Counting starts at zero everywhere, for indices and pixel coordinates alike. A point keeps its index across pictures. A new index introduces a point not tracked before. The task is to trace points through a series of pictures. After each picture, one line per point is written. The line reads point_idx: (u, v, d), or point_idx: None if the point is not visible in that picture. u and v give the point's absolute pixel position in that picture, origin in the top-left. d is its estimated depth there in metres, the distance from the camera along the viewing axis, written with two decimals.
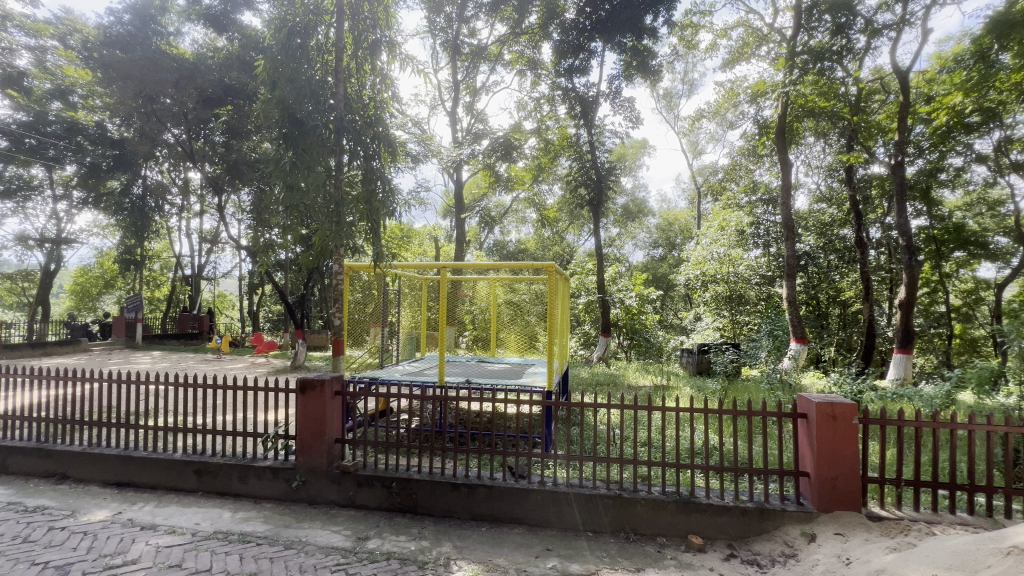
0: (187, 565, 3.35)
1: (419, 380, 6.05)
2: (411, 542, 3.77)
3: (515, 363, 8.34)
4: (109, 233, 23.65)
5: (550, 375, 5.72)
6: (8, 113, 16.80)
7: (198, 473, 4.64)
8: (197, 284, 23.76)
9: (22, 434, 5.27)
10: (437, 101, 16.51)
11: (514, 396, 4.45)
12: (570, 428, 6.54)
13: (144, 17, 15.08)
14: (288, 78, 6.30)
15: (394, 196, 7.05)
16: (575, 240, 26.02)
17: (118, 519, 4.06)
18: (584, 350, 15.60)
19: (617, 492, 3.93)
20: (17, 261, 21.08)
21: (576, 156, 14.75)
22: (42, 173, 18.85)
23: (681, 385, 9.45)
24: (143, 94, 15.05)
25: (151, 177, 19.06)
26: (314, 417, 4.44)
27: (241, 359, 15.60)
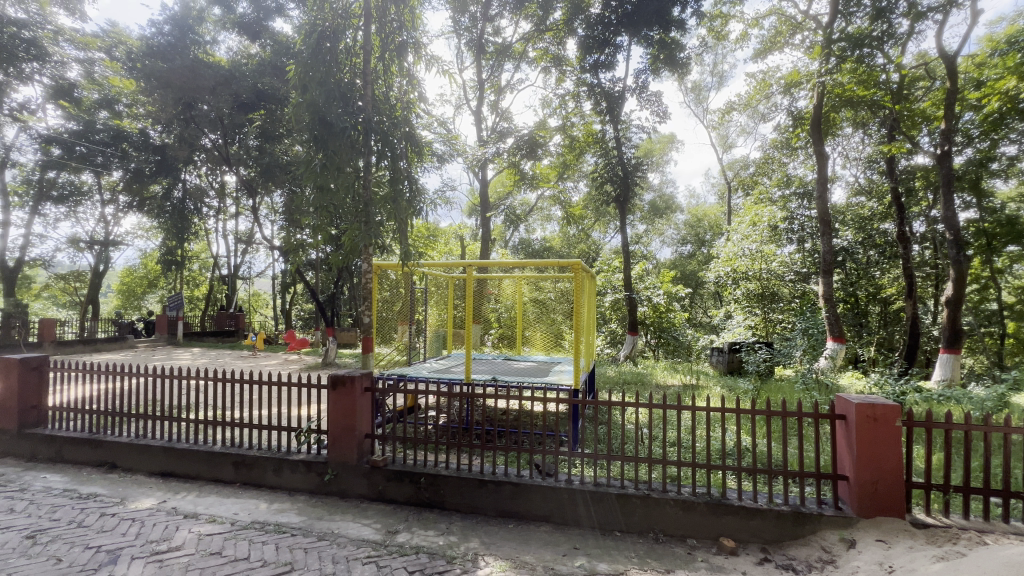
0: (227, 553, 3.49)
1: (445, 377, 6.12)
2: (440, 537, 3.82)
3: (540, 360, 8.36)
4: (152, 235, 24.84)
5: (576, 373, 5.68)
6: (61, 123, 17.68)
7: (235, 465, 4.82)
8: (233, 283, 24.65)
9: (75, 424, 5.59)
10: (462, 101, 16.63)
11: (540, 395, 4.42)
12: (597, 427, 6.51)
13: (183, 27, 15.72)
14: (319, 82, 6.47)
15: (421, 196, 7.16)
16: (600, 237, 25.87)
17: (163, 507, 4.26)
18: (611, 349, 15.47)
19: (645, 492, 3.89)
20: (70, 262, 22.40)
21: (601, 152, 14.62)
22: (91, 180, 19.95)
23: (711, 384, 9.25)
24: (183, 101, 15.70)
25: (189, 181, 19.84)
26: (344, 412, 4.54)
27: (276, 356, 16.10)
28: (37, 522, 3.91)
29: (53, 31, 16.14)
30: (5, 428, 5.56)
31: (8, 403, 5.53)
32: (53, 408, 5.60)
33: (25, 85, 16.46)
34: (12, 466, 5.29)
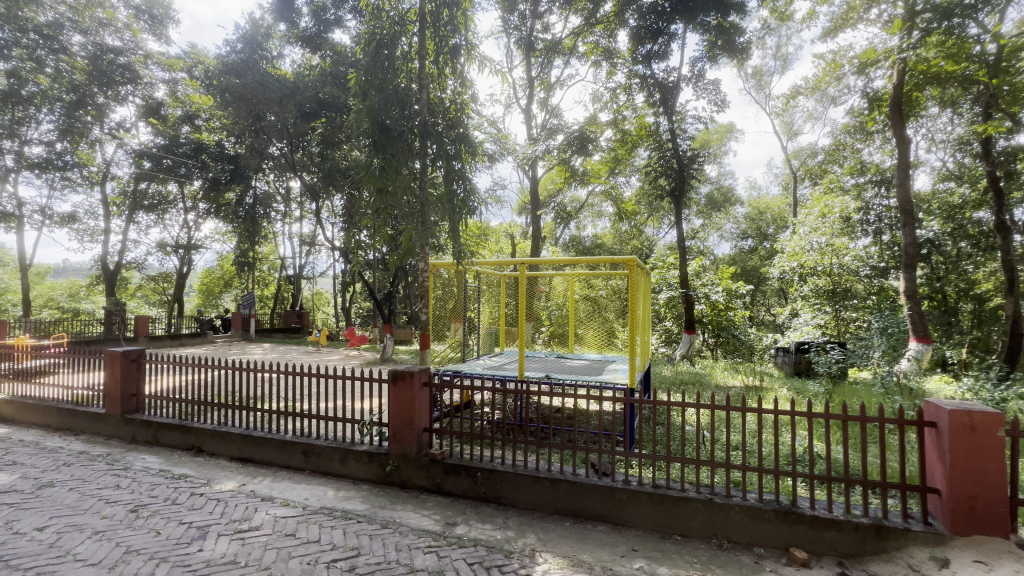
0: (300, 535, 3.72)
1: (499, 374, 6.19)
2: (497, 531, 3.88)
3: (593, 360, 8.06)
4: (228, 239, 26.89)
5: (632, 372, 5.54)
6: (151, 139, 19.71)
7: (305, 453, 5.14)
8: (298, 283, 26.16)
9: (167, 412, 6.17)
10: (511, 99, 16.70)
11: (595, 393, 4.38)
12: (656, 428, 6.34)
13: (252, 44, 17.03)
14: (378, 89, 6.78)
15: (474, 195, 7.32)
16: (654, 233, 25.15)
17: (243, 490, 4.62)
18: (666, 348, 15.02)
19: (707, 496, 3.75)
20: (159, 264, 24.74)
21: (655, 146, 14.17)
22: (176, 190, 21.88)
23: (776, 386, 8.73)
24: (253, 113, 16.81)
25: (259, 188, 21.22)
26: (404, 407, 4.70)
27: (338, 352, 16.97)
28: (139, 498, 4.36)
29: (143, 56, 18.19)
30: (110, 413, 6.25)
31: (113, 390, 6.22)
32: (150, 396, 6.22)
33: (122, 106, 18.60)
34: (117, 447, 5.94)
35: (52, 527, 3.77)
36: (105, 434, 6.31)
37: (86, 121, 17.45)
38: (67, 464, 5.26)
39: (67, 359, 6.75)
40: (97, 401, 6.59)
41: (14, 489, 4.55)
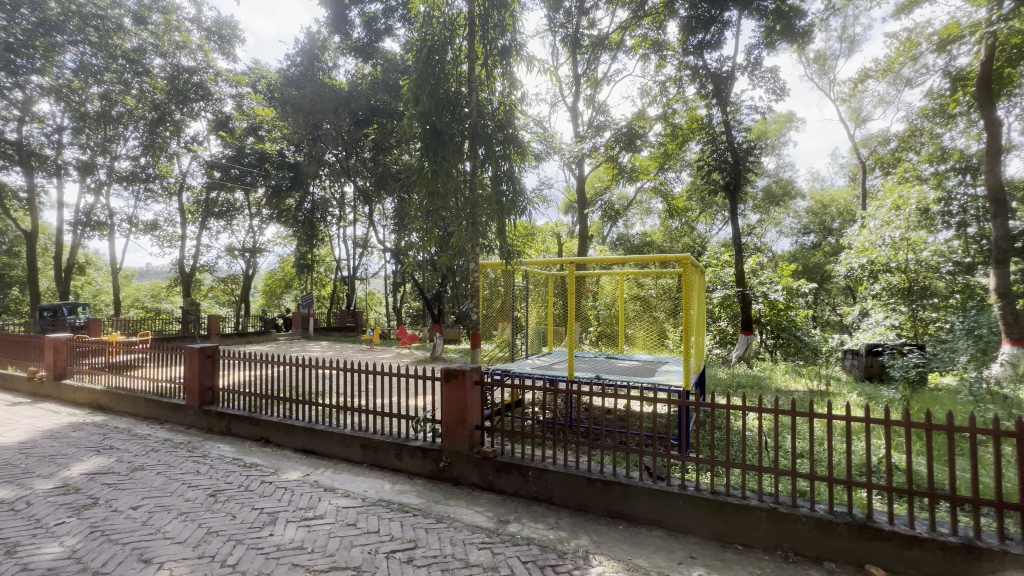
0: (361, 526, 3.88)
1: (548, 374, 6.17)
2: (549, 531, 3.87)
3: (645, 360, 8.01)
4: (288, 242, 28.48)
5: (687, 374, 5.32)
6: (220, 151, 21.20)
7: (363, 447, 5.36)
8: (353, 284, 27.29)
9: (238, 404, 6.62)
10: (558, 98, 16.64)
11: (648, 395, 4.28)
12: (713, 433, 6.10)
13: (310, 56, 17.96)
14: (429, 94, 6.97)
15: (522, 195, 7.38)
16: (706, 229, 24.19)
17: (308, 480, 4.88)
18: (720, 349, 14.44)
19: (771, 506, 3.56)
20: (228, 267, 26.60)
21: (707, 139, 13.57)
22: (242, 198, 23.43)
23: (844, 391, 8.14)
24: (310, 123, 17.64)
25: (317, 193, 22.31)
26: (456, 404, 4.80)
27: (390, 350, 17.55)
28: (216, 484, 4.71)
29: (214, 74, 19.66)
30: (189, 404, 6.79)
31: (192, 383, 6.76)
32: (223, 389, 6.71)
33: (195, 121, 20.11)
34: (196, 435, 6.44)
35: (144, 507, 4.15)
36: (185, 424, 6.86)
37: (165, 136, 19.15)
38: (154, 450, 5.77)
39: (153, 354, 7.42)
40: (177, 393, 7.18)
41: (111, 470, 5.05)
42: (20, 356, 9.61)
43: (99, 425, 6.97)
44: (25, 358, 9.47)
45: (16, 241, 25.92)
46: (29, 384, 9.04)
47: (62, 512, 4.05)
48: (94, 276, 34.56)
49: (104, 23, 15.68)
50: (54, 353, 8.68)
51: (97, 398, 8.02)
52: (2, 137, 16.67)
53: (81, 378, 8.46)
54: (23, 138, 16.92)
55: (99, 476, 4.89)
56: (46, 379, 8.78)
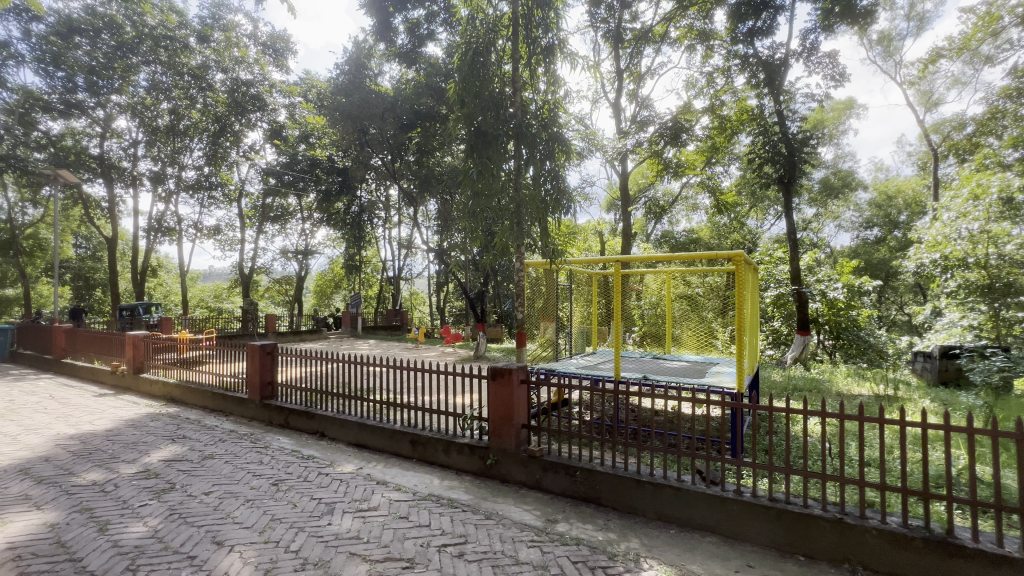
0: (413, 519, 3.99)
1: (594, 374, 6.12)
2: (598, 532, 3.83)
3: (694, 360, 7.86)
4: (337, 244, 29.64)
5: (740, 375, 5.10)
6: (276, 158, 22.33)
7: (413, 443, 5.50)
8: (398, 284, 28.05)
9: (296, 399, 6.96)
10: (599, 94, 16.43)
11: (699, 396, 4.13)
12: (770, 438, 5.84)
13: (358, 64, 18.56)
14: (474, 96, 7.07)
15: (566, 194, 7.36)
16: (757, 225, 23.16)
17: (361, 473, 5.07)
18: (774, 351, 13.75)
19: (837, 516, 3.37)
20: (283, 269, 28.01)
21: (758, 130, 12.94)
22: (295, 202, 24.56)
23: (916, 397, 7.57)
24: (357, 129, 18.25)
25: (364, 197, 23.09)
26: (503, 403, 4.84)
27: (435, 349, 17.85)
28: (277, 473, 4.99)
29: (269, 85, 20.70)
30: (252, 398, 7.22)
31: (254, 378, 7.19)
32: (282, 383, 7.07)
33: (253, 131, 21.22)
34: (257, 428, 6.83)
35: (215, 493, 4.46)
36: (248, 416, 7.30)
37: (226, 147, 20.25)
38: (222, 441, 6.17)
39: (218, 350, 7.93)
40: (240, 387, 7.63)
41: (185, 458, 5.45)
42: (104, 352, 10.51)
43: (173, 416, 7.52)
44: (109, 353, 10.35)
45: (100, 246, 28.44)
46: (113, 377, 9.90)
47: (144, 494, 4.42)
48: (165, 277, 37.34)
49: (172, 43, 17.67)
50: (133, 349, 9.44)
51: (171, 390, 8.66)
52: (87, 151, 18.37)
53: (156, 372, 9.17)
54: (104, 152, 18.55)
55: (174, 463, 5.28)
56: (127, 373, 9.58)
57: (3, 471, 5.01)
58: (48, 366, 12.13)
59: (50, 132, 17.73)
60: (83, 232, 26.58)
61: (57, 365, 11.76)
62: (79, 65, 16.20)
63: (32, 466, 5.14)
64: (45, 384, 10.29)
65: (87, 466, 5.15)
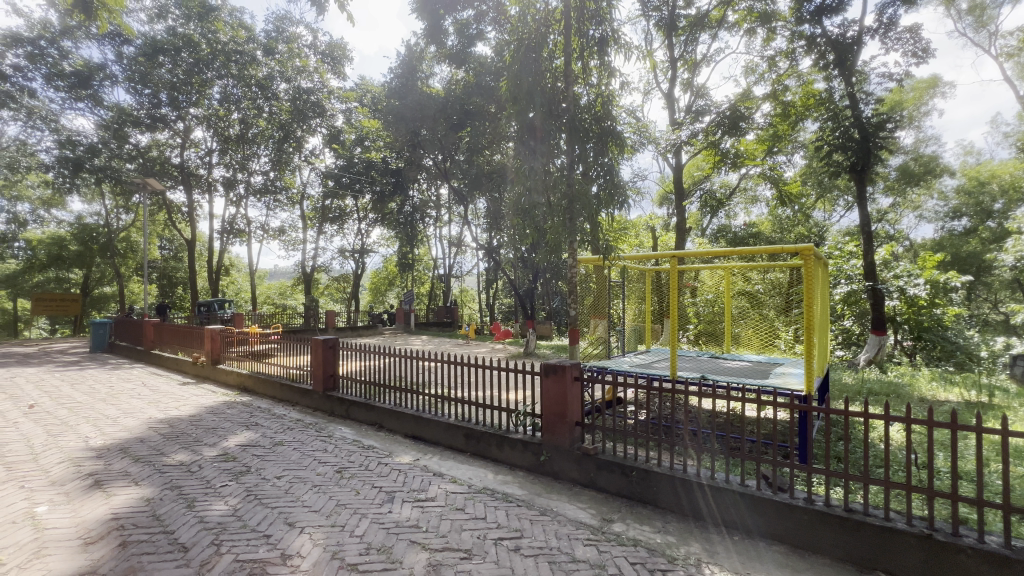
0: (469, 511, 4.08)
1: (649, 373, 5.95)
2: (657, 534, 3.74)
3: (756, 360, 7.47)
4: (391, 243, 30.71)
5: (809, 377, 4.75)
6: (334, 162, 23.43)
7: (466, 437, 5.61)
8: (449, 281, 28.63)
9: (355, 391, 7.27)
10: (651, 85, 16.03)
11: (763, 397, 3.89)
12: (843, 446, 5.47)
13: (410, 67, 19.08)
14: (527, 92, 7.08)
15: (619, 188, 7.21)
16: (825, 217, 21.66)
17: (418, 464, 5.23)
18: (844, 351, 12.70)
19: (924, 532, 3.09)
20: (340, 267, 29.37)
21: (828, 115, 11.97)
22: (352, 203, 25.56)
23: (1015, 405, 6.80)
24: (409, 130, 18.83)
25: (416, 197, 23.71)
26: (557, 399, 4.82)
27: (484, 345, 18.09)
28: (340, 461, 5.25)
29: (328, 92, 21.69)
30: (316, 389, 7.63)
31: (318, 370, 7.60)
32: (343, 376, 7.42)
33: (313, 136, 22.29)
34: (321, 417, 7.21)
35: (285, 477, 4.76)
36: (312, 407, 7.71)
37: (289, 152, 21.28)
38: (290, 429, 6.57)
39: (285, 344, 8.44)
40: (305, 379, 8.09)
41: (258, 443, 5.85)
42: (186, 344, 11.47)
43: (247, 405, 8.09)
44: (190, 345, 11.29)
45: (181, 247, 31.04)
46: (194, 367, 10.81)
47: (224, 475, 4.79)
48: (236, 276, 40.22)
49: (242, 57, 19.07)
50: (211, 341, 10.25)
51: (244, 380, 9.32)
52: (169, 161, 20.01)
53: (231, 363, 9.90)
54: (184, 161, 20.13)
55: (249, 448, 5.68)
56: (206, 364, 10.42)
57: (106, 449, 5.59)
58: (140, 356, 13.42)
59: (139, 144, 19.49)
60: (167, 235, 29.12)
61: (147, 356, 12.99)
62: (162, 82, 17.87)
63: (130, 446, 5.70)
64: (138, 372, 11.39)
65: (176, 447, 5.65)
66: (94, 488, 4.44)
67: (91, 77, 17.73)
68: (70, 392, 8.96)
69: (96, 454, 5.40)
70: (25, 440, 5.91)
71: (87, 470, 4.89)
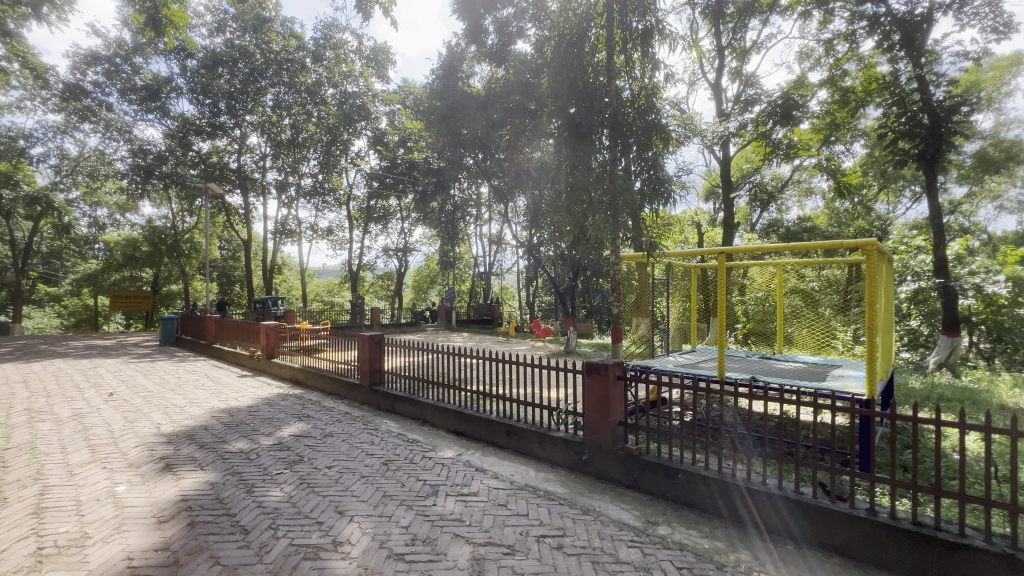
0: (511, 507, 4.10)
1: (695, 374, 5.76)
2: (704, 539, 3.63)
3: (812, 361, 7.07)
4: (433, 242, 31.31)
5: (872, 380, 4.43)
6: (378, 163, 24.12)
7: (508, 433, 5.64)
8: (489, 279, 28.84)
9: (399, 386, 7.48)
10: (697, 76, 15.51)
11: (820, 400, 3.67)
12: (910, 455, 5.09)
13: (451, 68, 19.31)
14: (568, 87, 7.01)
15: (664, 183, 7.02)
16: (889, 210, 20.20)
17: (460, 459, 5.32)
18: (910, 354, 12.16)
19: (1005, 552, 2.83)
20: (384, 265, 30.20)
21: (892, 99, 11.14)
22: (395, 203, 26.23)
23: None
24: (450, 130, 19.08)
25: (457, 195, 24.00)
26: (599, 398, 4.75)
27: (524, 343, 18.13)
28: (386, 454, 5.41)
29: (372, 96, 22.29)
30: (363, 383, 7.90)
31: (365, 365, 7.85)
32: (388, 371, 7.64)
33: (359, 139, 22.98)
34: (368, 411, 7.46)
35: (335, 467, 4.96)
36: (359, 400, 7.99)
37: (336, 155, 22.06)
38: (339, 421, 6.84)
39: (334, 340, 8.79)
40: (352, 374, 8.39)
41: (309, 434, 6.13)
42: (243, 338, 12.17)
43: (299, 397, 8.49)
44: (247, 340, 11.96)
45: (238, 247, 32.91)
46: (251, 361, 11.44)
47: (280, 464, 5.05)
48: (289, 274, 42.24)
49: (293, 65, 20.03)
50: (266, 337, 10.82)
51: (295, 374, 9.78)
52: (228, 167, 21.21)
53: (284, 357, 10.41)
54: (241, 166, 21.24)
55: (301, 438, 5.96)
56: (262, 357, 11.01)
57: (175, 435, 6.03)
58: (203, 350, 14.34)
59: (201, 151, 20.77)
60: (226, 237, 30.98)
61: (209, 349, 13.87)
62: (221, 92, 19.07)
63: (196, 433, 6.12)
64: (201, 365, 12.19)
65: (236, 436, 6.02)
66: (165, 471, 4.81)
67: (159, 90, 19.10)
68: (143, 381, 9.72)
69: (167, 440, 5.84)
70: (106, 425, 6.47)
71: (159, 454, 5.29)
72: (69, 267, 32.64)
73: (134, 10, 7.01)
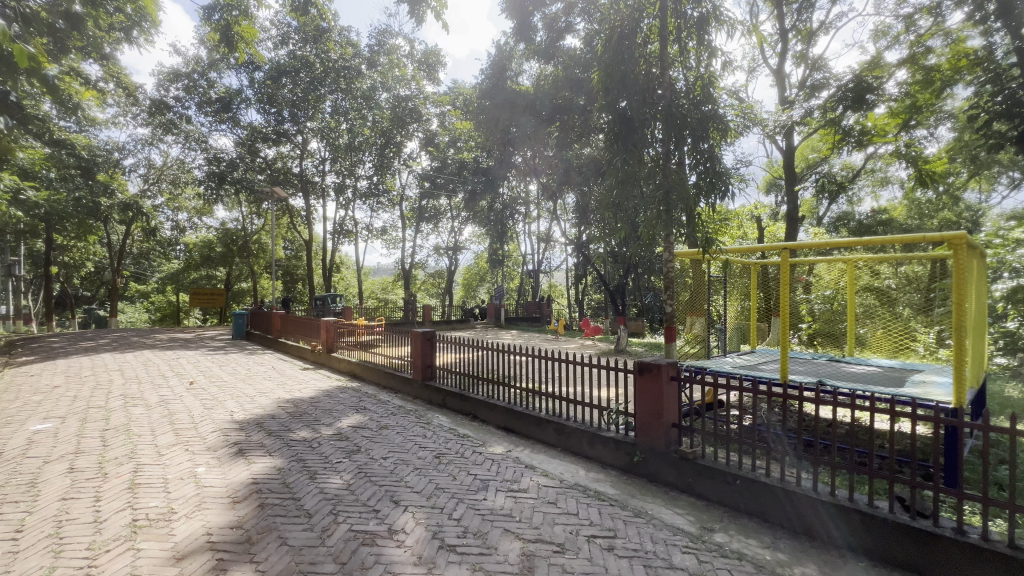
0: (561, 505, 4.09)
1: (754, 375, 5.48)
2: (765, 550, 3.46)
3: (888, 365, 6.54)
4: (482, 240, 31.71)
5: (960, 387, 4.01)
6: (429, 163, 24.73)
7: (557, 432, 5.62)
8: (538, 277, 28.80)
9: (451, 382, 7.65)
10: (758, 62, 14.70)
11: (898, 408, 3.36)
12: (1004, 472, 4.60)
13: (500, 67, 19.40)
14: (618, 80, 6.85)
15: (721, 176, 6.74)
16: (981, 198, 18.22)
17: (510, 455, 5.37)
18: (1006, 359, 10.96)
19: None
20: (435, 263, 30.94)
21: (986, 76, 10.02)
22: (445, 203, 26.79)
23: None
24: (500, 129, 19.24)
25: (506, 194, 24.15)
26: (652, 398, 4.63)
27: (573, 341, 17.97)
28: (438, 447, 5.56)
29: (423, 98, 22.80)
30: (415, 378, 8.15)
31: (417, 361, 8.09)
32: (439, 367, 7.84)
33: (411, 141, 23.66)
34: (420, 405, 7.69)
35: (390, 458, 5.15)
36: (412, 395, 8.25)
37: (390, 157, 22.89)
38: (394, 414, 7.08)
39: (388, 336, 9.13)
40: (406, 369, 8.68)
41: (366, 425, 6.40)
42: (306, 333, 12.87)
43: (356, 390, 8.87)
44: (309, 335, 12.66)
45: (300, 248, 34.87)
46: (312, 354, 12.11)
47: (339, 453, 5.32)
48: (346, 272, 44.24)
49: (349, 72, 20.94)
50: (326, 332, 11.41)
51: (353, 368, 10.24)
52: (291, 171, 22.48)
53: (343, 352, 10.93)
54: (303, 170, 22.47)
55: (359, 429, 6.24)
56: (322, 351, 11.62)
57: (247, 422, 6.48)
58: (270, 344, 15.33)
59: (268, 158, 22.17)
60: (290, 237, 32.93)
61: (275, 344, 14.82)
62: (285, 101, 20.24)
63: (265, 421, 6.56)
64: (268, 358, 13.04)
65: (300, 425, 6.39)
66: (238, 455, 5.19)
67: (231, 102, 20.53)
68: (219, 372, 10.53)
69: (240, 426, 6.30)
70: (188, 411, 7.07)
71: (233, 440, 5.72)
72: (156, 267, 35.98)
73: (210, 30, 7.64)
